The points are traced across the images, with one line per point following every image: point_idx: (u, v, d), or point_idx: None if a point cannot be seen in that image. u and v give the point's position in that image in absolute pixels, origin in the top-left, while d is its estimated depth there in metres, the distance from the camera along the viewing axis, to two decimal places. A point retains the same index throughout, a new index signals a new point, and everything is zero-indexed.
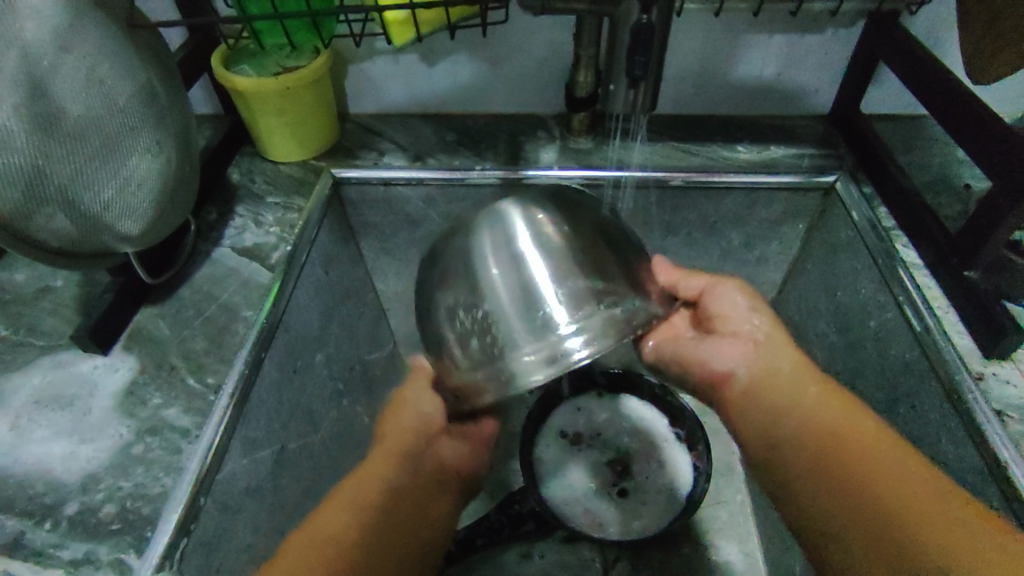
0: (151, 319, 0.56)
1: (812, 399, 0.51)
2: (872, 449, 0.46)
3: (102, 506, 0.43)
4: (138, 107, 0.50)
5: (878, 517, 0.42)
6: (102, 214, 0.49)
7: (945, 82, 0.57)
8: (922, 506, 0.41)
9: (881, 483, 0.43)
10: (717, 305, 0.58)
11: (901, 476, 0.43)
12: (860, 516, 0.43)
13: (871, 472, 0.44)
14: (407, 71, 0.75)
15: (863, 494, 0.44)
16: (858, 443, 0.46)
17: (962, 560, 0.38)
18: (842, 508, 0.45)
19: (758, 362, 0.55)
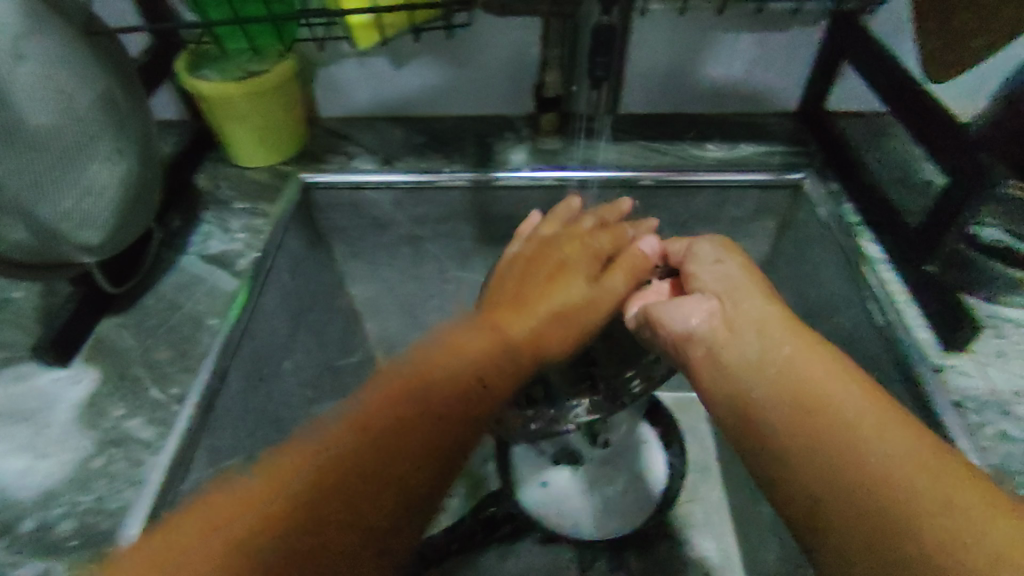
0: (113, 329, 0.56)
1: (766, 330, 0.45)
2: (821, 381, 0.40)
3: (61, 521, 0.43)
4: (98, 116, 0.49)
5: (812, 448, 0.38)
6: (60, 224, 0.49)
7: (902, 82, 0.59)
8: (865, 440, 0.37)
9: (827, 418, 0.39)
10: (693, 262, 0.52)
11: (848, 414, 0.38)
12: (795, 443, 0.38)
13: (839, 428, 0.38)
14: (374, 74, 0.74)
15: (809, 424, 0.39)
16: (795, 368, 0.42)
17: (901, 505, 0.33)
18: (778, 436, 0.39)
19: (723, 317, 0.47)
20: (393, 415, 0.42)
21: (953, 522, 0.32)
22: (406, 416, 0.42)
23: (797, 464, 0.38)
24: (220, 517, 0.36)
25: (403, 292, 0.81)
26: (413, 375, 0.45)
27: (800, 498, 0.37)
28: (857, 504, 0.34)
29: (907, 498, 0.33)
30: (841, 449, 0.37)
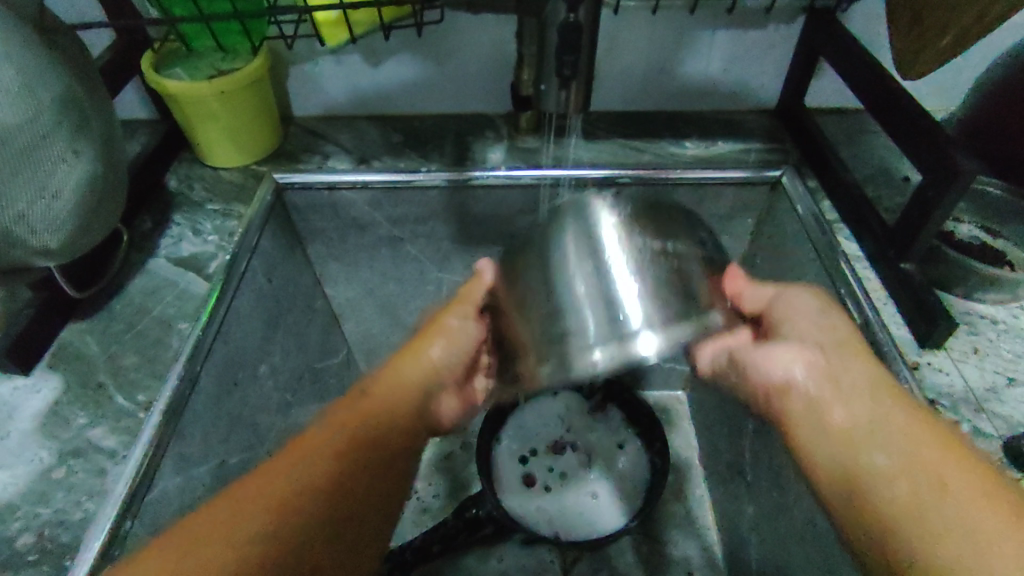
0: (78, 335, 0.54)
1: (848, 366, 0.46)
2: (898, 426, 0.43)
3: (19, 535, 0.41)
4: (53, 116, 0.48)
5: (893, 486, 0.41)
6: (13, 226, 0.48)
7: (877, 78, 0.58)
8: (967, 520, 0.39)
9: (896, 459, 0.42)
10: (790, 310, 0.50)
11: (943, 466, 0.41)
12: (906, 517, 0.40)
13: (951, 491, 0.40)
14: (350, 72, 0.73)
15: (927, 493, 0.40)
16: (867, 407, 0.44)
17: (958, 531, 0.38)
18: (872, 476, 0.43)
19: (826, 370, 0.47)
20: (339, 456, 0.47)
21: None
22: (335, 490, 0.46)
23: (914, 522, 0.40)
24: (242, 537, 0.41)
25: (382, 293, 0.80)
26: (343, 422, 0.49)
27: (871, 518, 0.42)
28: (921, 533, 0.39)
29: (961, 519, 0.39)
30: (955, 511, 0.39)
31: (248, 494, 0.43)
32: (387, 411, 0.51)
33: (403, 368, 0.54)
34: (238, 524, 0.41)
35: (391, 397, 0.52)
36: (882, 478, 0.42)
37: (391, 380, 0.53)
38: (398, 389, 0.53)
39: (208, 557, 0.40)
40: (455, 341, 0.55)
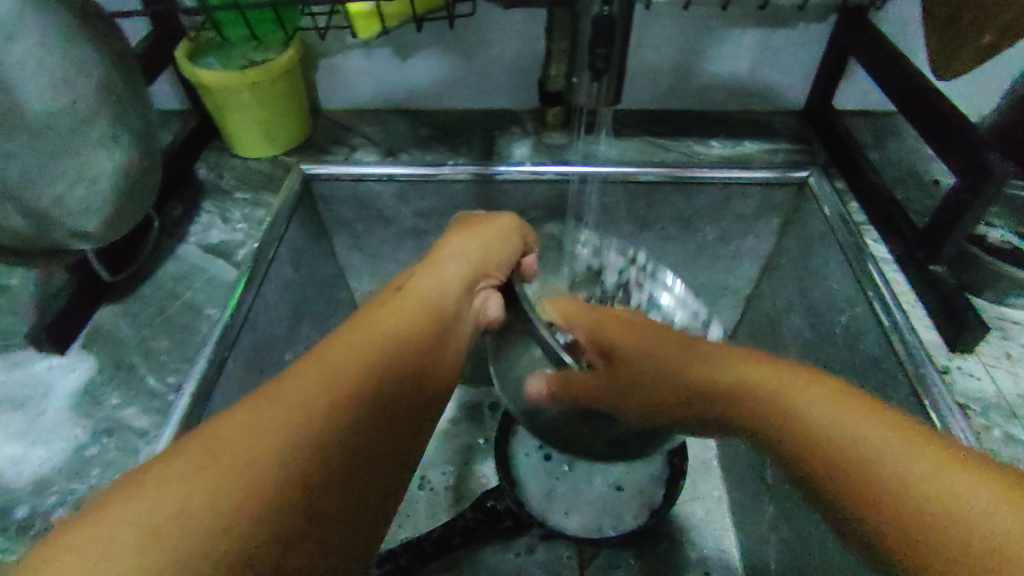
0: (111, 318, 0.55)
1: (792, 383, 0.38)
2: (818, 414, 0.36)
3: (56, 508, 0.42)
4: (94, 101, 0.49)
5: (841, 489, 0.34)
6: (52, 208, 0.49)
7: (911, 78, 0.58)
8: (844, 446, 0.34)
9: (845, 445, 0.34)
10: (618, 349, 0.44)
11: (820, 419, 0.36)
12: (810, 489, 0.36)
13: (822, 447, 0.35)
14: (379, 66, 0.74)
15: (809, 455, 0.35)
16: (806, 391, 0.37)
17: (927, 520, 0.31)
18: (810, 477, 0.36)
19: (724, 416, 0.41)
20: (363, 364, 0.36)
21: (938, 523, 0.30)
22: (353, 400, 0.35)
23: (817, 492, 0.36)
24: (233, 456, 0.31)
25: None
26: (365, 332, 0.38)
27: (844, 517, 0.34)
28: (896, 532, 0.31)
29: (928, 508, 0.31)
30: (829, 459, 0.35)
31: (239, 423, 0.33)
32: (417, 308, 0.42)
33: (434, 269, 0.45)
34: (244, 452, 0.32)
35: (418, 308, 0.42)
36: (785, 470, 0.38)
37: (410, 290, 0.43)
38: (430, 297, 0.43)
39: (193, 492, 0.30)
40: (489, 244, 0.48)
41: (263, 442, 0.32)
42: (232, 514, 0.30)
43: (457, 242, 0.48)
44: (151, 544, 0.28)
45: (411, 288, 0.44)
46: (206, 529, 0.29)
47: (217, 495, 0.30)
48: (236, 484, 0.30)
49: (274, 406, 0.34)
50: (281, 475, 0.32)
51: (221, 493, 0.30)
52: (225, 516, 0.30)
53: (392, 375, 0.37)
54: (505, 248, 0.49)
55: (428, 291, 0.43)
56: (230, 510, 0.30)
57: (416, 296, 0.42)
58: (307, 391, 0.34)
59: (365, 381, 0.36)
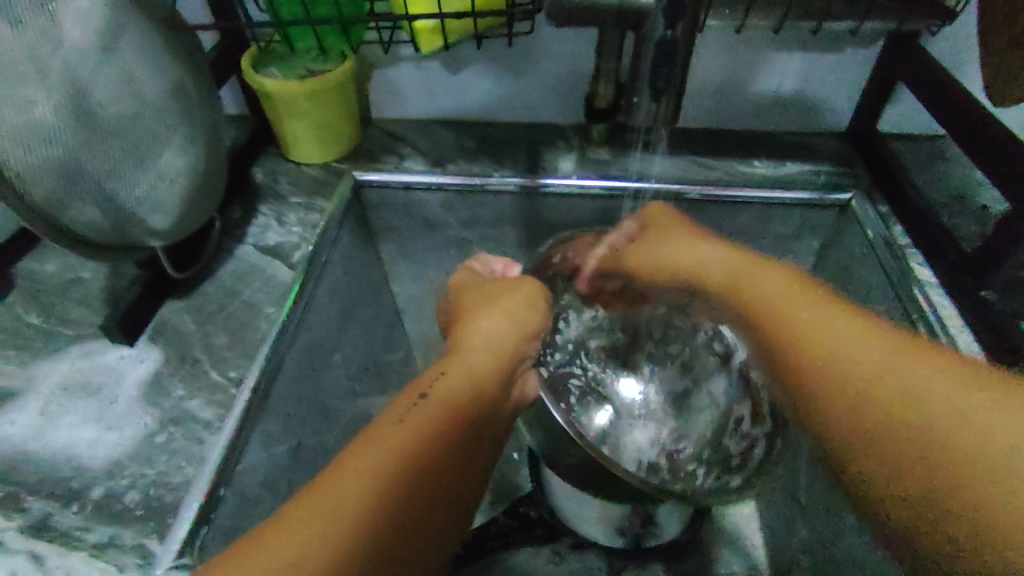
0: (176, 313, 0.58)
1: (794, 303, 0.48)
2: (872, 359, 0.42)
3: (128, 491, 0.45)
4: (171, 105, 0.52)
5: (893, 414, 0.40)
6: (133, 208, 0.52)
7: (964, 105, 0.58)
8: (845, 362, 0.43)
9: (855, 373, 0.42)
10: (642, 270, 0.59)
11: (820, 329, 0.45)
12: (839, 409, 0.43)
13: (833, 375, 0.43)
14: (431, 79, 0.76)
15: (833, 377, 0.43)
16: (807, 318, 0.46)
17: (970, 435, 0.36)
18: (864, 411, 0.41)
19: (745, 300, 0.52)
20: (461, 422, 0.42)
21: (976, 424, 0.37)
22: (416, 475, 0.38)
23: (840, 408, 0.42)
24: (315, 545, 0.34)
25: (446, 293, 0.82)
26: (426, 414, 0.40)
27: (894, 443, 0.39)
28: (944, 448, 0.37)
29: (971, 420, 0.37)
30: (860, 385, 0.42)
31: (389, 441, 0.38)
32: (464, 385, 0.44)
33: (483, 332, 0.48)
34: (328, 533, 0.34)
35: (482, 375, 0.46)
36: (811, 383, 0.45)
37: (462, 353, 0.47)
38: (490, 367, 0.46)
39: (345, 496, 0.35)
40: (516, 316, 0.50)
41: (400, 464, 0.38)
42: (361, 523, 0.35)
43: (509, 300, 0.51)
44: (314, 538, 0.34)
45: (447, 359, 0.46)
46: (359, 517, 0.35)
47: (373, 498, 0.36)
48: (364, 524, 0.35)
49: (415, 435, 0.39)
50: (412, 486, 0.38)
51: (372, 497, 0.36)
52: (377, 514, 0.36)
53: (451, 443, 0.41)
54: (532, 312, 0.52)
55: (481, 355, 0.47)
56: (379, 509, 0.36)
57: (475, 362, 0.46)
58: (377, 471, 0.37)
59: (425, 459, 0.39)
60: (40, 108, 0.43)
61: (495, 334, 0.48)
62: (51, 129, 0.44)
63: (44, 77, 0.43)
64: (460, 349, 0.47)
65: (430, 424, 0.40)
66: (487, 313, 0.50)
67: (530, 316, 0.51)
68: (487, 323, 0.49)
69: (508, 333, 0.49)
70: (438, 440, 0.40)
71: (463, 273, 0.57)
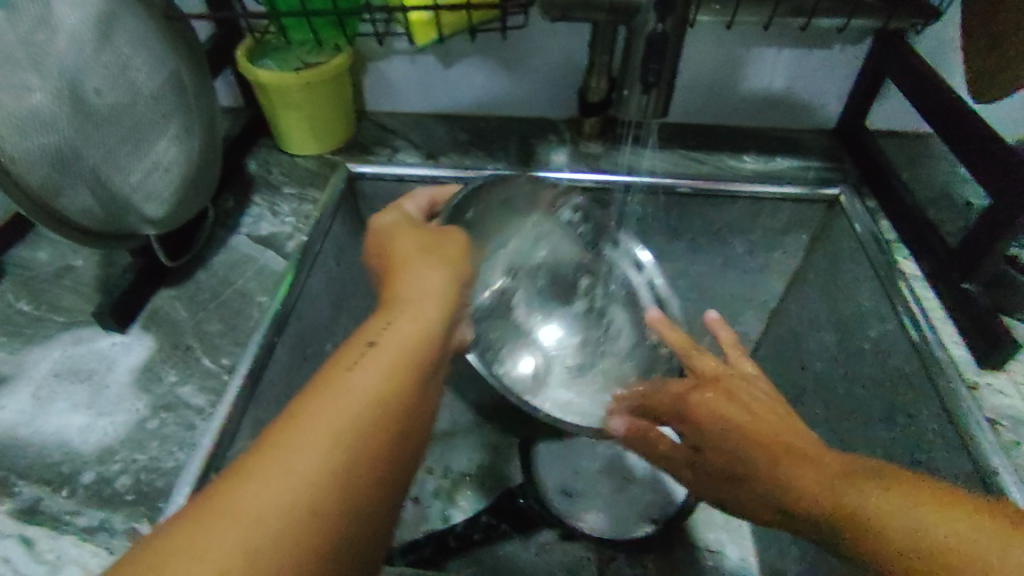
0: (168, 301, 0.58)
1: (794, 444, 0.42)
2: (834, 487, 0.36)
3: (119, 476, 0.45)
4: (168, 97, 0.53)
5: (858, 526, 0.34)
6: (129, 196, 0.52)
7: (948, 100, 0.59)
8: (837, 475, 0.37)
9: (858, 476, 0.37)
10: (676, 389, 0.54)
11: (810, 453, 0.40)
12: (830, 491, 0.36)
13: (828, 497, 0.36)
14: (424, 72, 0.76)
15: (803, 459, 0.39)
16: (800, 454, 0.40)
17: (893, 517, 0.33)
18: (817, 509, 0.36)
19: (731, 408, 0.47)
20: (397, 387, 0.36)
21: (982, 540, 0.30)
22: (366, 442, 0.33)
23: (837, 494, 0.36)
24: (256, 508, 0.29)
25: None
26: (380, 367, 0.36)
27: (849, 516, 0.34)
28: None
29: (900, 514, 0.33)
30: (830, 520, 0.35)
31: (318, 415, 0.33)
32: (414, 335, 0.39)
33: (420, 283, 0.43)
34: (257, 512, 0.29)
35: (411, 332, 0.39)
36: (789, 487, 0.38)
37: (392, 312, 0.41)
38: (436, 320, 0.41)
39: (288, 467, 0.30)
40: (453, 264, 0.46)
41: (325, 451, 0.31)
42: (301, 499, 0.30)
43: (445, 252, 0.47)
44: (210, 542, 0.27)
45: (383, 309, 0.41)
46: (315, 492, 0.30)
47: (300, 489, 0.30)
48: (303, 501, 0.30)
49: (333, 422, 0.32)
50: (369, 468, 0.32)
51: (303, 487, 0.30)
52: (304, 508, 0.29)
53: (408, 400, 0.36)
54: (465, 260, 0.48)
55: (424, 309, 0.41)
56: (304, 503, 0.30)
57: (410, 317, 0.40)
58: (328, 431, 0.32)
59: (383, 422, 0.34)
60: (34, 96, 0.43)
61: (426, 282, 0.44)
62: (47, 118, 0.44)
63: (40, 66, 0.43)
64: (404, 296, 0.42)
65: (370, 386, 0.35)
66: (429, 257, 0.46)
67: (465, 263, 0.48)
68: (425, 267, 0.45)
69: (438, 275, 0.44)
70: (394, 398, 0.35)
71: (393, 217, 0.50)
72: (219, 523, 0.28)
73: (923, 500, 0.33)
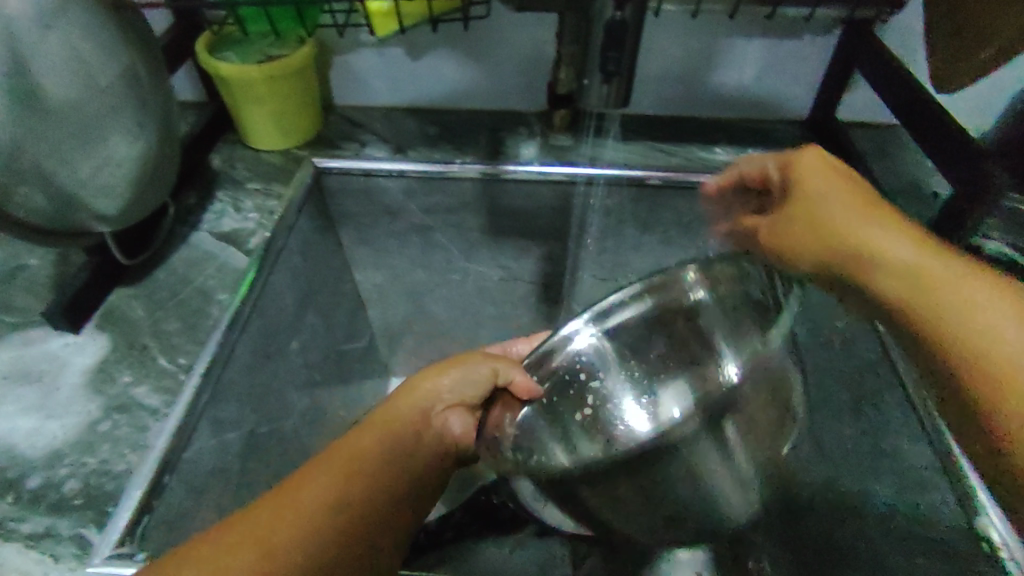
0: (125, 300, 0.57)
1: (888, 233, 0.44)
2: (902, 248, 0.44)
3: (68, 480, 0.44)
4: (120, 91, 0.51)
5: (916, 286, 0.42)
6: (78, 190, 0.51)
7: (913, 90, 0.59)
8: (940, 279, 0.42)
9: (951, 289, 0.41)
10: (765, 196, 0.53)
11: (905, 256, 0.43)
12: (931, 300, 0.41)
13: (927, 310, 0.42)
14: (392, 65, 0.75)
15: (912, 271, 0.43)
16: (890, 250, 0.44)
17: (987, 341, 0.39)
18: (905, 310, 0.43)
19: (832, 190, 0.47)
20: (369, 499, 0.39)
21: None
22: (321, 549, 0.36)
23: (938, 314, 0.41)
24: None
25: (408, 281, 0.81)
26: (355, 478, 0.39)
27: (946, 345, 0.40)
28: (956, 341, 0.40)
29: (993, 336, 0.39)
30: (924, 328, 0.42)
31: (288, 519, 0.36)
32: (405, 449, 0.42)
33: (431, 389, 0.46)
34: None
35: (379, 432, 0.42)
36: (906, 290, 0.43)
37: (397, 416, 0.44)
38: (412, 429, 0.43)
39: (247, 552, 0.35)
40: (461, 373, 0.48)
41: (281, 550, 0.35)
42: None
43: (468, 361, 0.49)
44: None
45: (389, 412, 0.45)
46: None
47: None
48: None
49: (269, 544, 0.35)
50: (317, 569, 0.36)
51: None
52: None
53: (377, 510, 0.39)
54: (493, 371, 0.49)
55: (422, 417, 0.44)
56: None
57: (406, 426, 0.43)
58: (288, 532, 0.36)
59: (342, 533, 0.37)
60: None
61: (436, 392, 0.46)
62: None
63: None
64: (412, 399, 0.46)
65: (343, 497, 0.38)
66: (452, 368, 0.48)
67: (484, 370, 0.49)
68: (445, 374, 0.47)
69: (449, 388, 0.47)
70: (359, 512, 0.38)
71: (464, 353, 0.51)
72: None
73: (985, 285, 0.41)
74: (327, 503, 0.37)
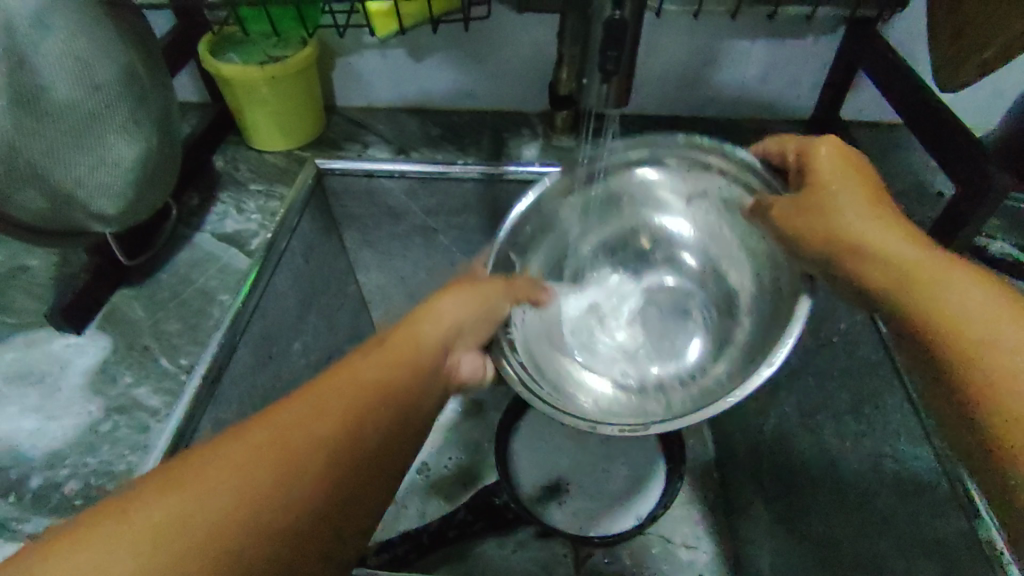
0: (126, 301, 0.57)
1: (912, 252, 0.41)
2: (911, 254, 0.41)
3: (68, 480, 0.45)
4: (118, 88, 0.51)
5: (905, 282, 0.41)
6: (74, 189, 0.51)
7: (916, 88, 0.59)
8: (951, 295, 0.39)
9: (968, 312, 0.38)
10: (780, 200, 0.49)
11: (924, 272, 0.40)
12: (954, 323, 0.38)
13: (954, 336, 0.38)
14: (394, 67, 0.75)
15: (924, 291, 0.40)
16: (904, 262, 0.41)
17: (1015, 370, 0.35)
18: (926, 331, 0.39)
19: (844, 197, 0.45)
20: (376, 410, 0.38)
21: None
22: (337, 454, 0.35)
23: (965, 337, 0.37)
24: (223, 494, 0.32)
25: (412, 282, 0.81)
26: (362, 384, 0.39)
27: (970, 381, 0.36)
28: (965, 336, 0.37)
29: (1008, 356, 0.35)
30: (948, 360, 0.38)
31: (300, 429, 0.35)
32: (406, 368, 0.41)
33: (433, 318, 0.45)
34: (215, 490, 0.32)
35: (397, 357, 0.42)
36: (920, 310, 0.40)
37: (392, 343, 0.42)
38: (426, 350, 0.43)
39: (260, 461, 0.33)
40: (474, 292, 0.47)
41: (299, 456, 0.34)
42: (268, 494, 0.33)
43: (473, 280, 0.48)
44: (193, 540, 0.30)
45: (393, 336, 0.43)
46: (275, 484, 0.33)
47: (260, 488, 0.33)
48: (266, 486, 0.33)
49: (280, 447, 0.34)
50: (334, 471, 0.35)
51: (268, 487, 0.33)
52: (262, 499, 0.33)
53: (383, 428, 0.38)
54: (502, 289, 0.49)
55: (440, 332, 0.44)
56: (261, 501, 0.32)
57: (409, 348, 0.42)
58: (294, 442, 0.35)
59: (350, 438, 0.36)
60: None
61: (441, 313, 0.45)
62: None
63: None
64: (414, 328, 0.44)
65: (352, 399, 0.38)
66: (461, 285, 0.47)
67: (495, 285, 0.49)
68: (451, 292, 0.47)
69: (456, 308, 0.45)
70: (374, 418, 0.38)
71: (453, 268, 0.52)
72: (192, 493, 0.32)
73: (972, 278, 0.39)
74: (342, 401, 0.37)
